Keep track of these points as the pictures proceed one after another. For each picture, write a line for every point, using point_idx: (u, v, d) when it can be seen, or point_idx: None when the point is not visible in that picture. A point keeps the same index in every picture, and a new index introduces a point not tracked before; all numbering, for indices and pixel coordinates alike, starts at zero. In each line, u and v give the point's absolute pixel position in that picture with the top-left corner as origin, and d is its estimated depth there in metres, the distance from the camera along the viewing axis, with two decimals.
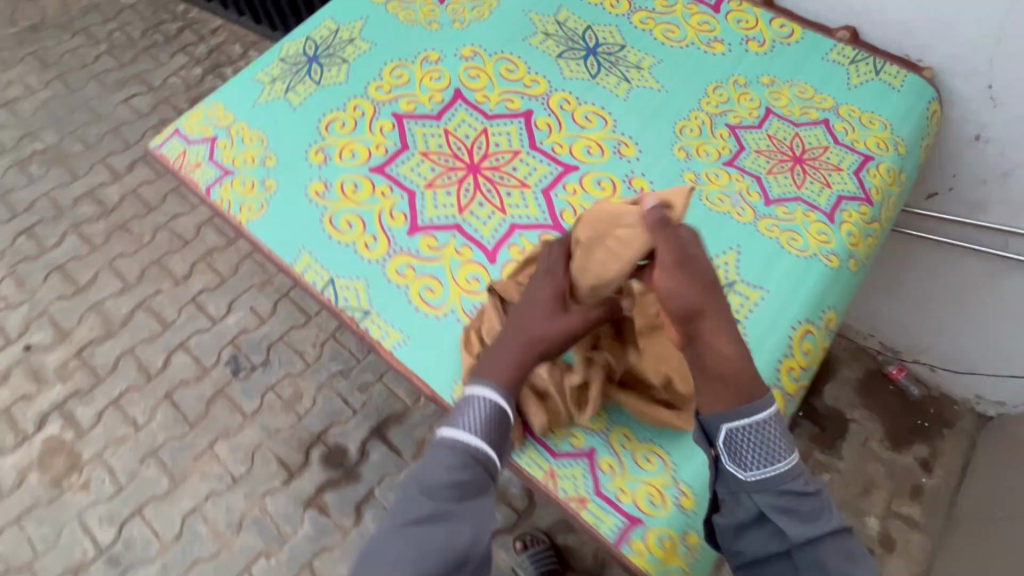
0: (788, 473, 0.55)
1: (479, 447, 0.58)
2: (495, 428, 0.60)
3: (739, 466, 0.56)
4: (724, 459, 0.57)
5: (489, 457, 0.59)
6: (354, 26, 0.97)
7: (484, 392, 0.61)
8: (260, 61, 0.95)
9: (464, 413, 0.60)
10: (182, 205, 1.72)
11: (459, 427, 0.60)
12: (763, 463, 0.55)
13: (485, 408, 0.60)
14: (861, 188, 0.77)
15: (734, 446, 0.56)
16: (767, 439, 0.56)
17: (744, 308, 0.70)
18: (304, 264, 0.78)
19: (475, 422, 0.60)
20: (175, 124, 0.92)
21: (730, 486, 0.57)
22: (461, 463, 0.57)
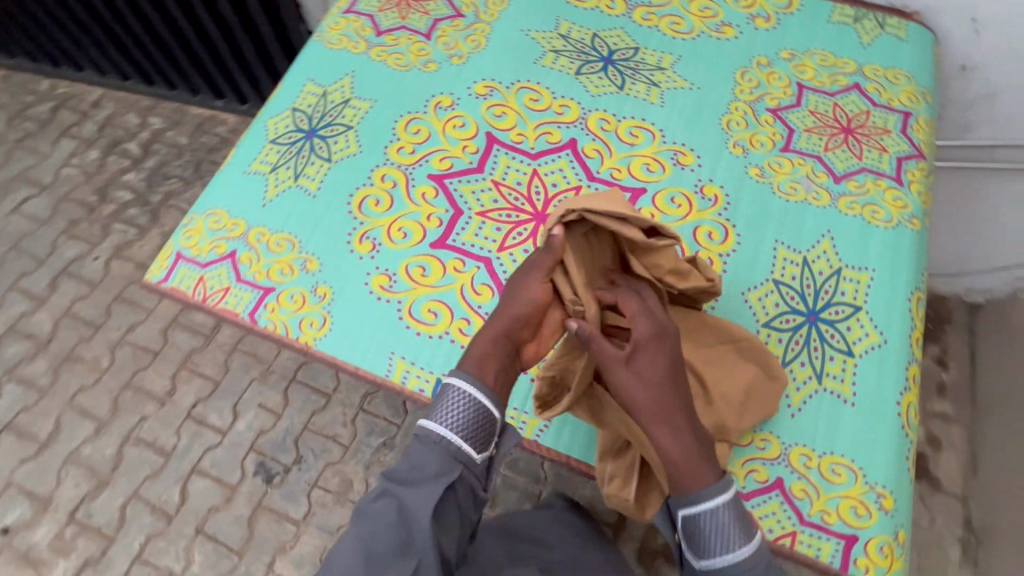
0: (745, 563, 0.54)
1: (446, 437, 0.58)
2: (473, 421, 0.59)
3: (695, 553, 0.56)
4: (685, 546, 0.57)
5: (457, 445, 0.58)
6: (342, 86, 0.86)
7: (459, 380, 0.59)
8: (245, 149, 0.82)
9: (439, 402, 0.60)
10: (136, 313, 1.50)
11: (432, 415, 0.59)
12: (715, 551, 0.55)
13: (462, 404, 0.58)
14: (912, 145, 0.80)
15: (689, 533, 0.56)
16: (717, 530, 0.55)
17: (860, 293, 0.70)
18: (402, 371, 0.69)
19: (440, 407, 0.59)
20: (170, 246, 0.78)
21: (692, 571, 0.58)
22: (421, 445, 0.58)
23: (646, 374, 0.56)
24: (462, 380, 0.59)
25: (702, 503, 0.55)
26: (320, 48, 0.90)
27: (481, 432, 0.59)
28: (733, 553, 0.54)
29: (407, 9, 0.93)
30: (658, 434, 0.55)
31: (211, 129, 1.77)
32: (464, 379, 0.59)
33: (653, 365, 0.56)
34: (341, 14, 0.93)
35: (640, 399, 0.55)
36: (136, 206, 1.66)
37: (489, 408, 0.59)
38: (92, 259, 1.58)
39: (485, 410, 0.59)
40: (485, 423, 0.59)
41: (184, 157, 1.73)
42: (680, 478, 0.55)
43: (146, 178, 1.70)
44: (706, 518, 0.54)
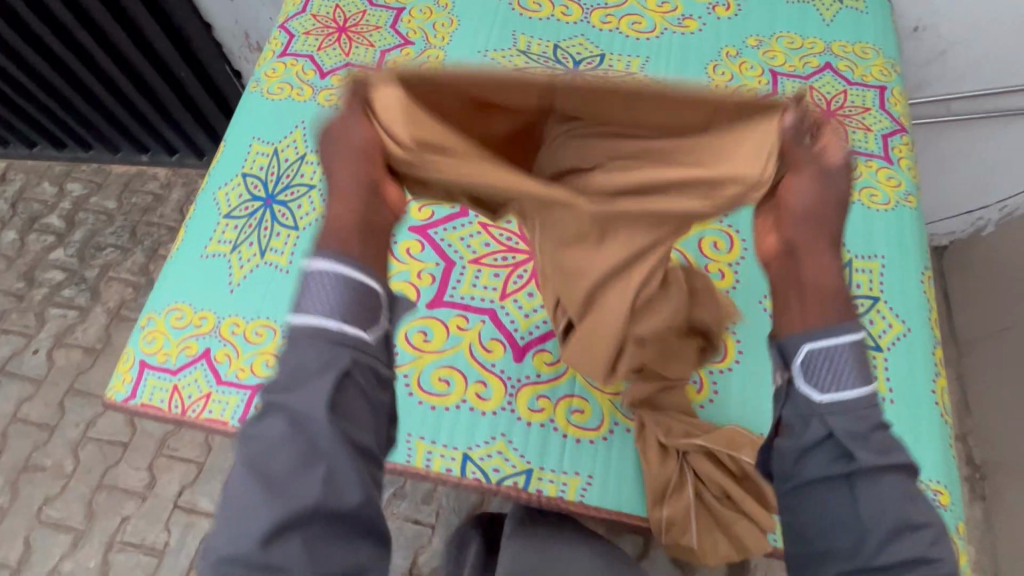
0: (867, 399, 0.43)
1: (321, 323, 0.40)
2: (352, 295, 0.41)
3: (819, 387, 0.43)
4: (801, 381, 0.43)
5: (338, 325, 0.41)
6: (294, 140, 0.78)
7: (316, 262, 0.42)
8: (198, 229, 0.73)
9: (302, 290, 0.42)
10: (94, 404, 1.36)
11: (298, 306, 0.42)
12: (841, 383, 0.42)
13: (325, 280, 0.41)
14: (894, 119, 0.79)
15: (818, 364, 0.42)
16: (845, 361, 0.42)
17: (874, 282, 0.69)
18: (424, 454, 0.62)
19: (312, 298, 0.41)
20: (129, 355, 0.68)
21: (801, 411, 0.43)
22: (297, 349, 0.40)
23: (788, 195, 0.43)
24: (322, 260, 0.42)
25: (837, 333, 0.43)
26: (260, 100, 0.81)
27: (365, 302, 0.42)
28: (861, 388, 0.43)
29: (349, 43, 0.84)
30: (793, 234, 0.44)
31: (141, 188, 1.62)
32: (329, 258, 0.42)
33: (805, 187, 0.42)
34: (275, 58, 0.83)
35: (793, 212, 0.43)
36: (71, 285, 1.50)
37: (362, 277, 0.42)
38: (31, 352, 1.42)
39: (359, 282, 0.41)
40: (366, 295, 0.42)
41: (115, 223, 1.58)
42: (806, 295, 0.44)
43: (77, 252, 1.54)
44: (842, 346, 0.43)
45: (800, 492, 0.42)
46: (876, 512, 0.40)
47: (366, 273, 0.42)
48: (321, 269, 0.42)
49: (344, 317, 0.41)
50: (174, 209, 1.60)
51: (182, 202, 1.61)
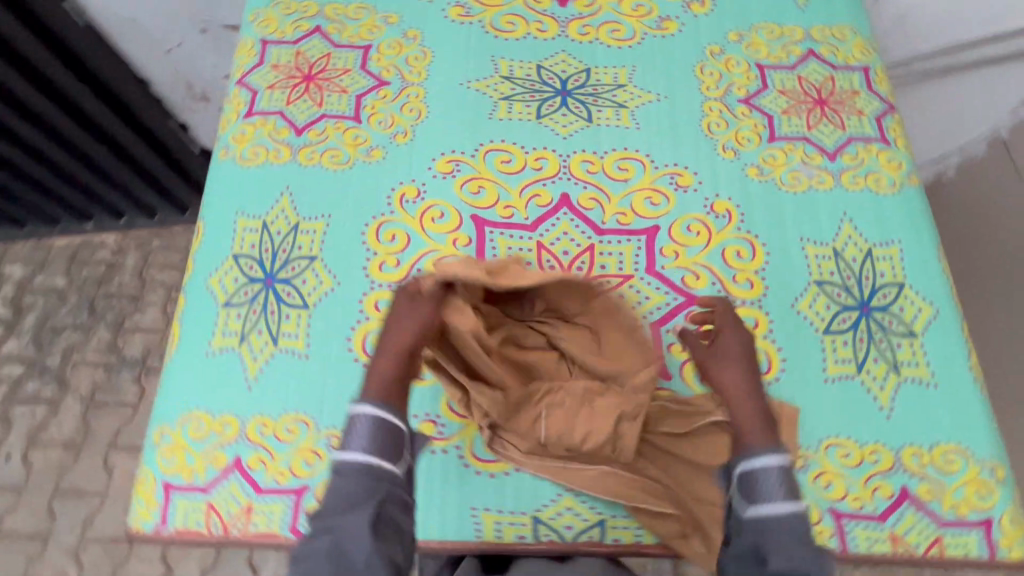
0: (792, 516, 0.50)
1: (363, 460, 0.49)
2: (388, 436, 0.51)
3: (745, 504, 0.53)
4: (736, 498, 0.54)
5: (377, 463, 0.50)
6: (282, 210, 0.72)
7: (362, 407, 0.52)
8: (195, 324, 0.67)
9: (348, 429, 0.51)
10: (87, 502, 1.26)
11: (343, 444, 0.51)
12: (766, 499, 0.52)
13: (369, 422, 0.51)
14: (881, 99, 0.80)
15: (744, 484, 0.53)
16: (768, 480, 0.52)
17: (896, 269, 0.70)
18: (493, 525, 0.60)
19: (360, 437, 0.51)
20: (148, 478, 0.62)
21: (736, 524, 0.53)
22: (344, 480, 0.49)
23: (732, 352, 0.62)
24: (367, 406, 0.52)
25: (756, 457, 0.54)
26: (233, 168, 0.74)
27: (396, 444, 0.51)
28: (788, 506, 0.51)
29: (319, 91, 0.78)
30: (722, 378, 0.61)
31: (90, 258, 1.48)
32: (372, 406, 0.52)
33: (733, 344, 0.63)
34: (241, 120, 0.77)
35: (729, 381, 0.61)
36: (34, 378, 1.37)
37: (398, 423, 0.52)
38: (4, 459, 1.30)
39: (391, 424, 0.51)
40: (399, 437, 0.52)
41: (69, 301, 1.44)
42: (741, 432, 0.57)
43: (32, 340, 1.41)
44: (767, 468, 0.53)
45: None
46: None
47: (402, 418, 0.53)
48: (366, 414, 0.52)
49: (384, 458, 0.50)
50: (132, 275, 1.46)
51: (139, 266, 1.47)
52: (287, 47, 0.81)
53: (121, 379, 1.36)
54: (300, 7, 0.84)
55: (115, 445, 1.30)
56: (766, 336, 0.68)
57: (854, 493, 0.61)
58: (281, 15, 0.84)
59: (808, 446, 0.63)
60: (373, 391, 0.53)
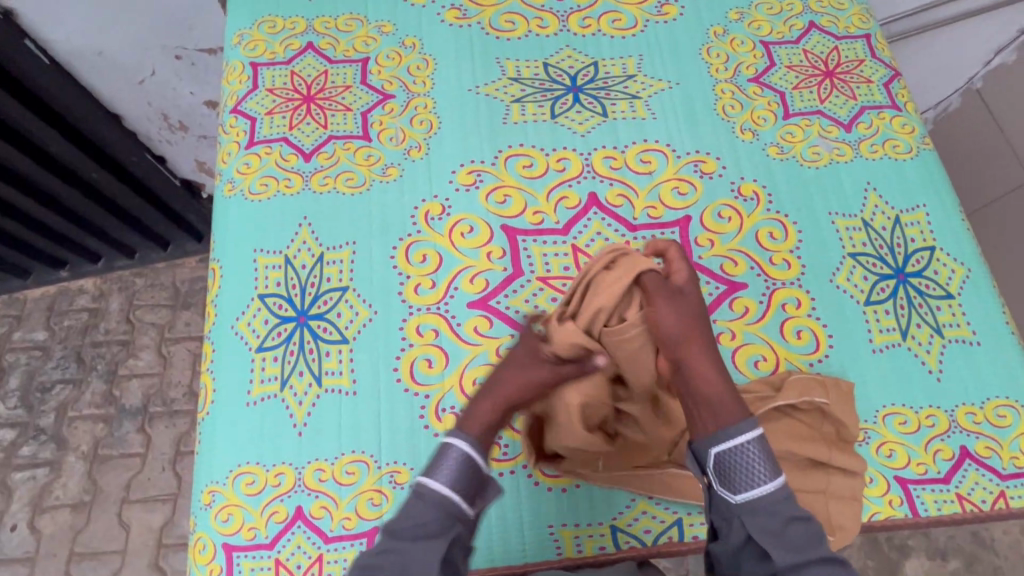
0: (779, 492, 0.46)
1: (444, 495, 0.47)
2: (474, 477, 0.48)
3: (729, 489, 0.47)
4: (715, 484, 0.48)
5: (456, 502, 0.47)
6: (303, 242, 0.68)
7: (457, 440, 0.49)
8: (230, 373, 0.63)
9: (438, 456, 0.49)
10: (107, 562, 1.19)
11: (429, 471, 0.48)
12: (750, 482, 0.46)
13: (459, 456, 0.48)
14: (886, 65, 0.81)
15: (722, 466, 0.47)
16: (750, 459, 0.46)
17: (925, 233, 0.71)
18: (572, 540, 0.59)
19: (449, 471, 0.48)
20: (204, 542, 0.58)
21: (722, 511, 0.48)
22: (423, 514, 0.47)
23: (683, 308, 0.49)
24: (460, 439, 0.49)
25: (732, 436, 0.46)
26: (242, 204, 0.70)
27: (478, 487, 0.49)
28: (772, 483, 0.46)
29: (322, 112, 0.74)
30: (693, 366, 0.48)
31: (71, 307, 1.39)
32: (466, 444, 0.49)
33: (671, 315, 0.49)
34: (244, 150, 0.73)
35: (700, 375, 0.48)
36: (29, 441, 1.29)
37: (484, 466, 0.49)
38: (9, 530, 1.22)
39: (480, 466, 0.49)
40: (482, 480, 0.49)
41: (54, 355, 1.36)
42: (713, 412, 0.48)
43: (20, 402, 1.32)
44: (746, 445, 0.46)
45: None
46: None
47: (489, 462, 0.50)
48: (458, 447, 0.49)
49: (463, 498, 0.47)
50: (119, 319, 1.38)
51: (125, 310, 1.38)
52: (280, 68, 0.77)
53: (124, 430, 1.29)
54: (287, 24, 0.80)
55: (128, 499, 1.23)
56: (810, 314, 0.68)
57: (917, 459, 0.63)
58: (268, 34, 0.79)
59: (867, 419, 0.64)
60: (474, 430, 0.50)
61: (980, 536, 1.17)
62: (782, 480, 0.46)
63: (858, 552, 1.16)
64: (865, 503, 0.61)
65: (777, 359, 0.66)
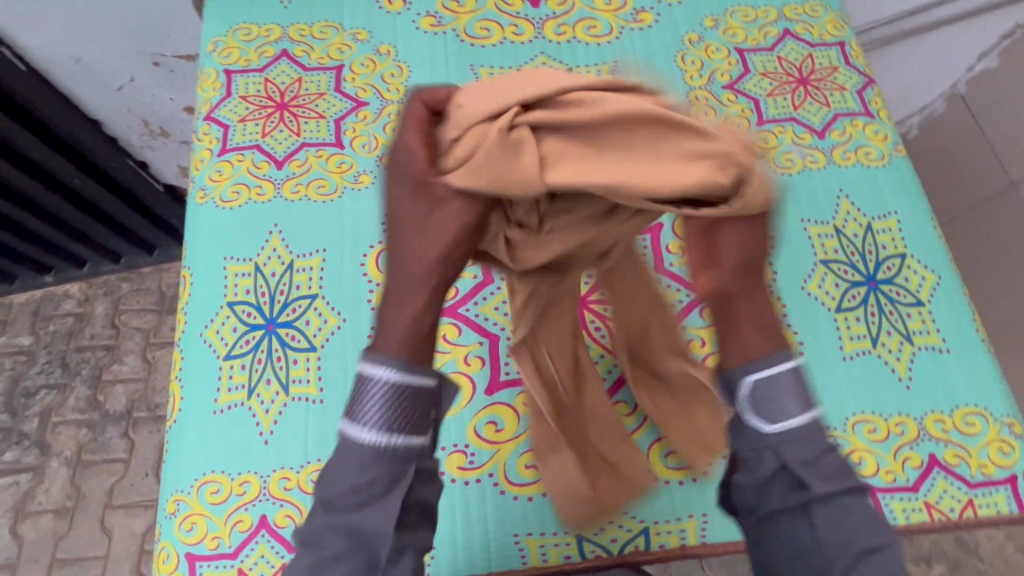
0: (810, 425, 0.44)
1: (378, 442, 0.37)
2: (407, 402, 0.37)
3: (766, 419, 0.45)
4: (747, 413, 0.46)
5: (395, 442, 0.37)
6: (273, 249, 0.68)
7: (376, 370, 0.37)
8: (196, 382, 0.63)
9: (357, 392, 0.38)
10: (89, 568, 1.18)
11: (352, 414, 0.38)
12: (787, 412, 0.45)
13: (382, 387, 0.37)
14: (860, 72, 0.81)
15: (760, 397, 0.45)
16: (781, 388, 0.45)
17: (896, 240, 0.71)
18: (538, 549, 0.59)
19: (377, 407, 0.37)
20: (168, 551, 0.58)
21: (752, 441, 0.46)
22: (361, 470, 0.37)
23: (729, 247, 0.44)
24: (381, 365, 0.38)
25: (767, 364, 0.46)
26: (213, 212, 0.70)
27: (425, 405, 0.38)
28: (803, 414, 0.45)
29: (295, 119, 0.74)
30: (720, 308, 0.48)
31: (56, 312, 1.39)
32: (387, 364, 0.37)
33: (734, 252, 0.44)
34: (216, 158, 0.73)
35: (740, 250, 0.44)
36: (12, 447, 1.28)
37: (423, 382, 0.38)
38: None
39: (412, 388, 0.37)
40: (425, 397, 0.38)
41: (39, 360, 1.35)
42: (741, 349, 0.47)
43: (4, 407, 1.31)
44: (778, 374, 0.45)
45: (767, 521, 0.44)
46: (837, 538, 0.41)
47: (422, 377, 0.38)
48: (378, 374, 0.37)
49: (403, 432, 0.37)
50: (104, 324, 1.37)
51: (110, 314, 1.38)
52: (254, 76, 0.77)
53: (107, 435, 1.28)
54: (262, 31, 0.80)
55: (111, 505, 1.23)
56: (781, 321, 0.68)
57: (886, 467, 0.62)
58: (243, 41, 0.79)
59: (836, 427, 0.64)
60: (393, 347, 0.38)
61: (964, 540, 1.17)
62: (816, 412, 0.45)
63: None
64: None
65: None
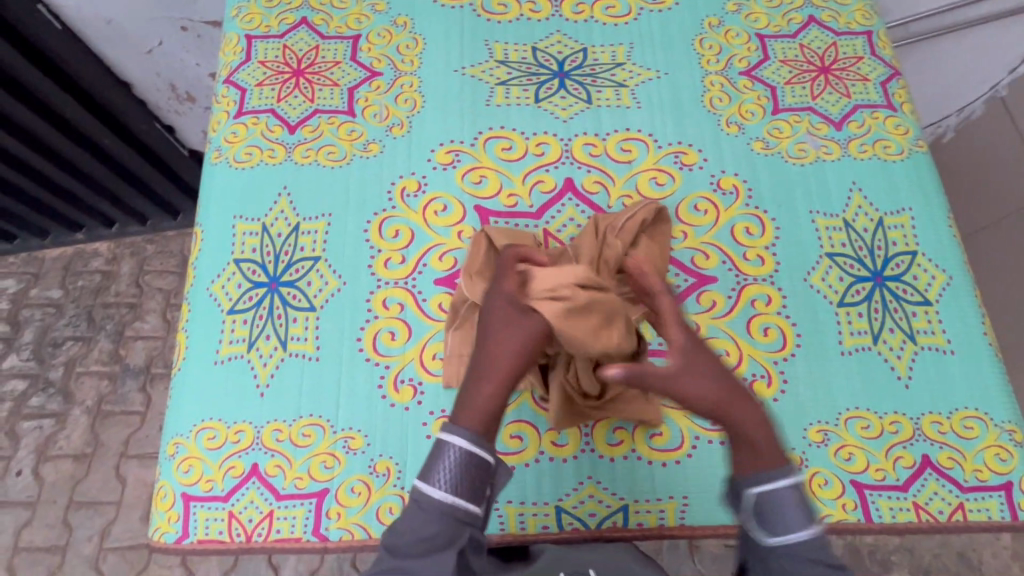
0: (813, 538, 0.47)
1: (446, 500, 0.45)
2: (476, 474, 0.46)
3: (769, 532, 0.48)
4: (752, 525, 0.49)
5: (460, 504, 0.45)
6: (281, 210, 0.70)
7: (455, 436, 0.47)
8: (201, 333, 0.66)
9: (435, 456, 0.46)
10: (103, 512, 1.24)
11: (427, 475, 0.46)
12: (788, 525, 0.47)
13: (457, 459, 0.46)
14: (885, 64, 0.78)
15: (765, 511, 0.48)
16: (785, 503, 0.48)
17: (908, 237, 0.70)
18: (517, 517, 0.60)
19: (451, 475, 0.46)
20: (166, 489, 0.61)
21: (758, 553, 0.49)
22: (434, 524, 0.45)
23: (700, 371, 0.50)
24: (458, 437, 0.47)
25: (776, 479, 0.48)
26: (226, 172, 0.72)
27: (486, 483, 0.47)
28: (806, 529, 0.47)
29: (310, 86, 0.76)
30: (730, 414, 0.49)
31: (85, 268, 1.44)
32: (463, 441, 0.46)
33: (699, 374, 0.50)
34: (232, 120, 0.75)
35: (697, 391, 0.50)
36: (38, 393, 1.35)
37: (487, 459, 0.47)
38: (14, 475, 1.28)
39: (482, 463, 0.46)
40: (487, 471, 0.47)
41: (67, 313, 1.41)
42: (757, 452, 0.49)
43: (33, 355, 1.38)
44: (780, 489, 0.48)
45: None
46: None
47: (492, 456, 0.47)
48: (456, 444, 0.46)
49: (467, 497, 0.46)
50: (129, 283, 1.43)
51: (135, 274, 1.43)
52: (273, 42, 0.79)
53: (126, 388, 1.34)
54: None
55: (126, 454, 1.28)
56: (780, 312, 0.67)
57: (876, 464, 0.61)
58: (265, 8, 0.81)
59: (828, 420, 0.63)
60: (473, 421, 0.47)
61: (969, 558, 1.12)
62: (817, 527, 0.48)
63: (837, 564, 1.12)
64: (818, 503, 0.60)
65: (740, 355, 0.65)
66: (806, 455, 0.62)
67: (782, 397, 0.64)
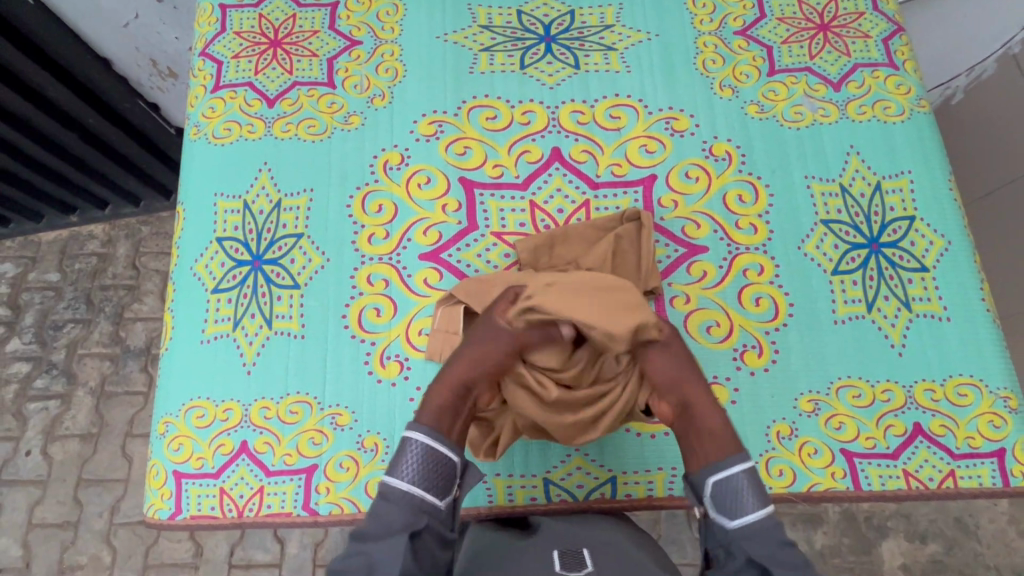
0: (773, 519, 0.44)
1: (408, 490, 0.44)
2: (439, 468, 0.46)
3: (729, 515, 0.45)
4: (713, 511, 0.46)
5: (421, 495, 0.45)
6: (262, 186, 0.69)
7: (417, 432, 0.47)
8: (186, 314, 0.66)
9: (399, 453, 0.46)
10: (111, 489, 1.27)
11: (393, 468, 0.46)
12: (742, 507, 0.45)
13: (419, 450, 0.46)
14: (888, 20, 0.75)
15: (723, 493, 0.46)
16: (740, 487, 0.45)
17: (906, 201, 0.68)
18: (504, 489, 0.61)
19: (413, 467, 0.45)
20: (157, 466, 0.62)
21: (720, 540, 0.46)
22: (395, 512, 0.44)
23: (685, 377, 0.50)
24: (419, 431, 0.47)
25: (726, 465, 0.46)
26: (206, 148, 0.71)
27: (445, 477, 0.46)
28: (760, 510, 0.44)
29: (288, 57, 0.73)
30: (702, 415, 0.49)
31: (81, 251, 1.44)
32: (422, 431, 0.46)
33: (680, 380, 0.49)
34: (209, 94, 0.73)
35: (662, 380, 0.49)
36: (43, 374, 1.36)
37: (449, 454, 0.47)
38: (24, 455, 1.31)
39: (445, 456, 0.46)
40: (448, 467, 0.47)
41: (66, 296, 1.41)
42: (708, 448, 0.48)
43: (35, 337, 1.39)
44: (736, 474, 0.46)
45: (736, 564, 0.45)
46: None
47: (455, 449, 0.47)
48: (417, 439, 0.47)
49: (432, 491, 0.45)
50: (126, 265, 1.42)
51: (131, 256, 1.43)
52: (248, 11, 0.76)
53: (128, 368, 1.35)
54: None
55: (131, 433, 1.30)
56: (772, 281, 0.65)
57: (866, 433, 0.61)
58: None
59: (818, 390, 0.62)
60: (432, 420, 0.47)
61: (964, 522, 1.13)
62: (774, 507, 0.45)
63: (833, 529, 1.13)
64: (805, 472, 0.60)
65: (731, 326, 0.64)
66: (796, 425, 0.61)
67: (773, 366, 0.63)
